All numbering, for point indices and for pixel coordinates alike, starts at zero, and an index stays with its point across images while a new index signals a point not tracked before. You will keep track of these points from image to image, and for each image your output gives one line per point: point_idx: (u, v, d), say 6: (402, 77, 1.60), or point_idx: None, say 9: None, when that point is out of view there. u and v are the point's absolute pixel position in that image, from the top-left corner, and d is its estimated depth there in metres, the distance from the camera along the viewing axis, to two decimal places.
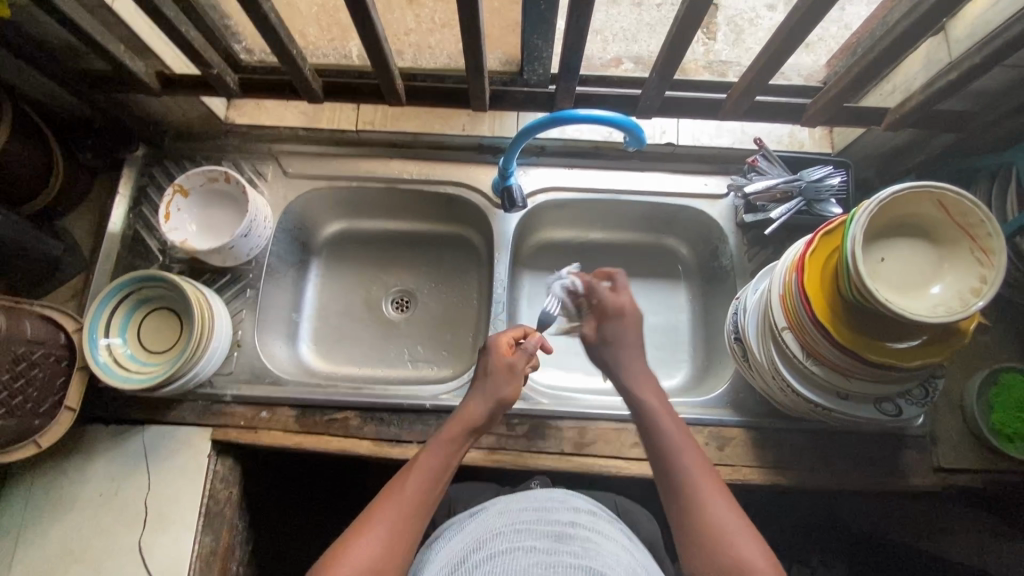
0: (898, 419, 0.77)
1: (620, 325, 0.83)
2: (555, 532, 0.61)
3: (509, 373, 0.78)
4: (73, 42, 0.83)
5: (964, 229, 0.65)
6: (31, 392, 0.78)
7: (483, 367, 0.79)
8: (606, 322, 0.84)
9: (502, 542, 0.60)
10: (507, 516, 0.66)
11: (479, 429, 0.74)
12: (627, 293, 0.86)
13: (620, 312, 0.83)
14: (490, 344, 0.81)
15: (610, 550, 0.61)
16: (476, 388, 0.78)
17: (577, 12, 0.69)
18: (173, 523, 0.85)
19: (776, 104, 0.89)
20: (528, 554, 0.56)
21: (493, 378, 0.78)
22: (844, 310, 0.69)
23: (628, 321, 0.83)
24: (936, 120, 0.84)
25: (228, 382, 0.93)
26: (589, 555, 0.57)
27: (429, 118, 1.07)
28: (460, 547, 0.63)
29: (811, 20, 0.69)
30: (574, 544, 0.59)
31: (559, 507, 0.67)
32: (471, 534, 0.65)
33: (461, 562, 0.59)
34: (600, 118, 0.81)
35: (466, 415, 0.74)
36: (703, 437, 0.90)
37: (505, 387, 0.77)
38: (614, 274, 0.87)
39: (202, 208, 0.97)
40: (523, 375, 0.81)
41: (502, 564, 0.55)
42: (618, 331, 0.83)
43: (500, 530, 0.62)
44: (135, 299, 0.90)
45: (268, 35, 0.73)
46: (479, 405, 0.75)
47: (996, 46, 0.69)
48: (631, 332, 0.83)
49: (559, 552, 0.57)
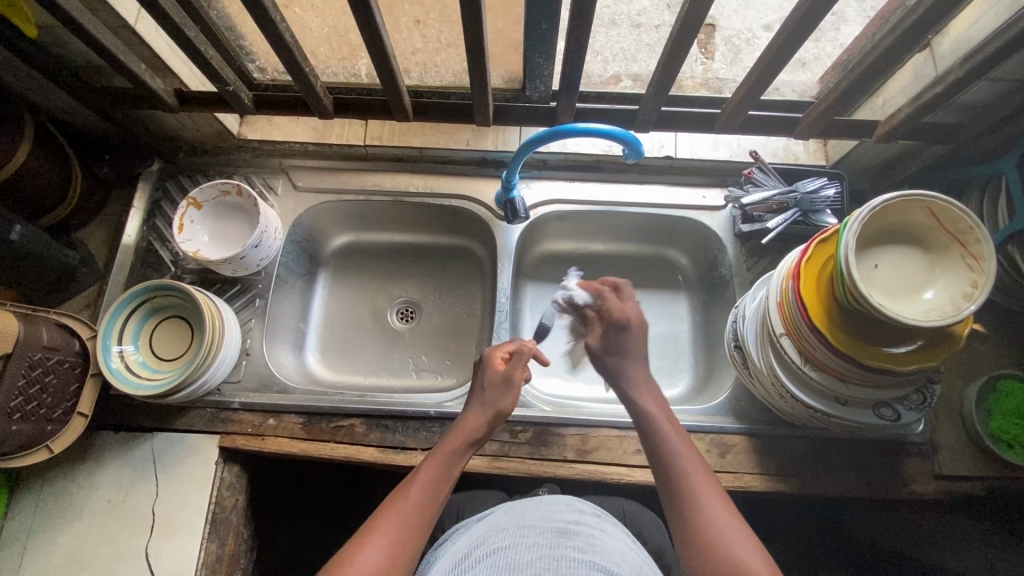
0: (897, 424, 0.77)
1: (624, 336, 0.79)
2: (560, 528, 0.62)
3: (505, 385, 0.79)
4: (95, 62, 0.87)
5: (954, 235, 0.67)
6: (45, 398, 0.80)
7: (481, 383, 0.81)
8: (611, 332, 0.80)
9: (505, 537, 0.60)
10: (512, 516, 0.66)
11: (477, 442, 0.75)
12: (635, 304, 0.83)
13: (626, 321, 0.79)
14: (488, 358, 0.82)
15: (614, 547, 0.62)
16: (474, 403, 0.79)
17: (577, 32, 0.73)
18: (180, 530, 0.86)
19: (770, 118, 0.91)
20: (532, 548, 0.57)
21: (488, 390, 0.79)
22: (839, 316, 0.71)
23: (635, 333, 0.79)
24: (926, 132, 0.86)
25: (236, 391, 0.95)
26: (594, 550, 0.58)
27: (436, 133, 1.09)
28: (465, 545, 0.64)
29: (799, 39, 0.73)
30: (578, 540, 0.60)
31: (564, 508, 0.68)
32: (476, 533, 0.66)
33: (463, 558, 0.60)
34: (600, 131, 0.83)
35: (462, 428, 0.75)
36: (705, 444, 0.91)
37: (502, 399, 0.78)
38: (621, 284, 0.84)
39: (214, 220, 0.99)
40: (519, 387, 0.81)
41: (506, 556, 0.56)
42: (625, 342, 0.79)
43: (503, 528, 0.63)
44: (147, 307, 0.92)
45: (282, 54, 0.77)
46: (478, 417, 0.76)
47: (978, 62, 0.71)
48: (634, 343, 0.79)
49: (563, 547, 0.57)
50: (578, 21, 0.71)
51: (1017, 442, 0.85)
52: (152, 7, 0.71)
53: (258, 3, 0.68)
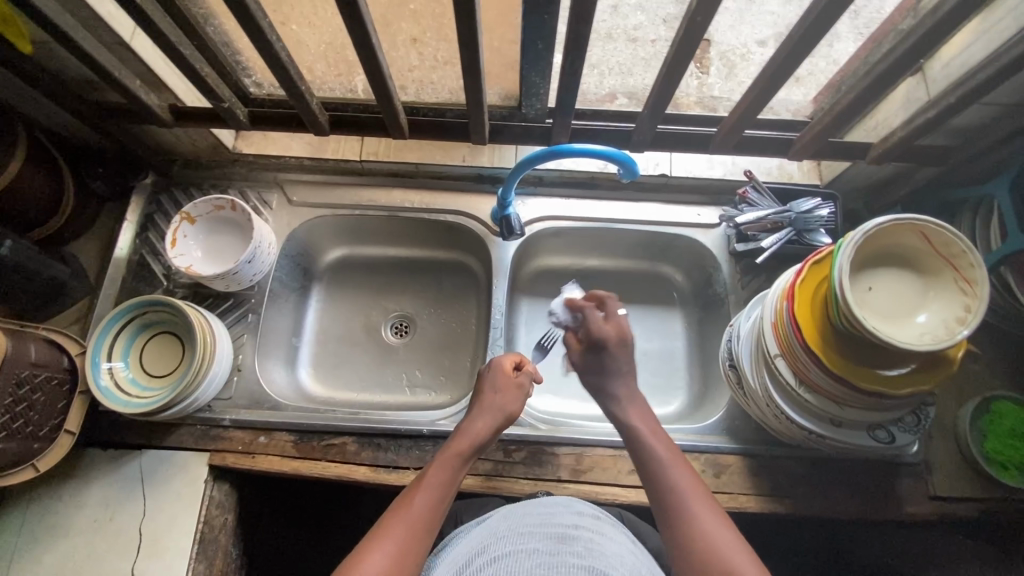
0: (892, 446, 0.78)
1: (606, 356, 0.83)
2: (559, 534, 0.61)
3: (514, 390, 0.82)
4: (90, 77, 0.87)
5: (947, 259, 0.67)
6: (32, 416, 0.79)
7: (490, 386, 0.82)
8: (590, 351, 0.85)
9: (505, 544, 0.60)
10: (510, 521, 0.66)
11: (483, 447, 0.76)
12: (615, 320, 0.86)
13: (606, 341, 0.83)
14: (495, 365, 0.84)
15: (613, 550, 0.61)
16: (482, 407, 0.80)
17: (574, 54, 0.73)
18: (167, 549, 0.84)
19: (765, 138, 0.92)
20: (532, 556, 0.56)
21: (499, 393, 0.81)
22: (833, 338, 0.71)
23: (612, 351, 0.83)
24: (918, 154, 0.87)
25: (227, 407, 0.93)
26: (593, 555, 0.57)
27: (430, 149, 1.11)
28: (464, 553, 0.63)
29: (794, 62, 0.73)
30: (578, 545, 0.59)
31: (563, 511, 0.67)
32: (474, 540, 0.65)
33: (465, 566, 0.59)
34: (595, 151, 0.84)
35: (472, 433, 0.75)
36: (701, 464, 0.91)
37: (511, 402, 0.80)
38: (604, 300, 0.88)
39: (207, 235, 0.99)
40: (529, 395, 0.84)
41: (506, 565, 0.55)
42: (603, 360, 0.83)
43: (503, 535, 0.62)
44: (138, 323, 0.91)
45: (278, 71, 0.77)
46: (487, 421, 0.77)
47: (970, 87, 0.72)
48: (618, 362, 0.82)
49: (563, 553, 0.57)
50: (574, 44, 0.72)
51: (1012, 464, 0.86)
52: (149, 26, 0.71)
53: (254, 22, 0.68)
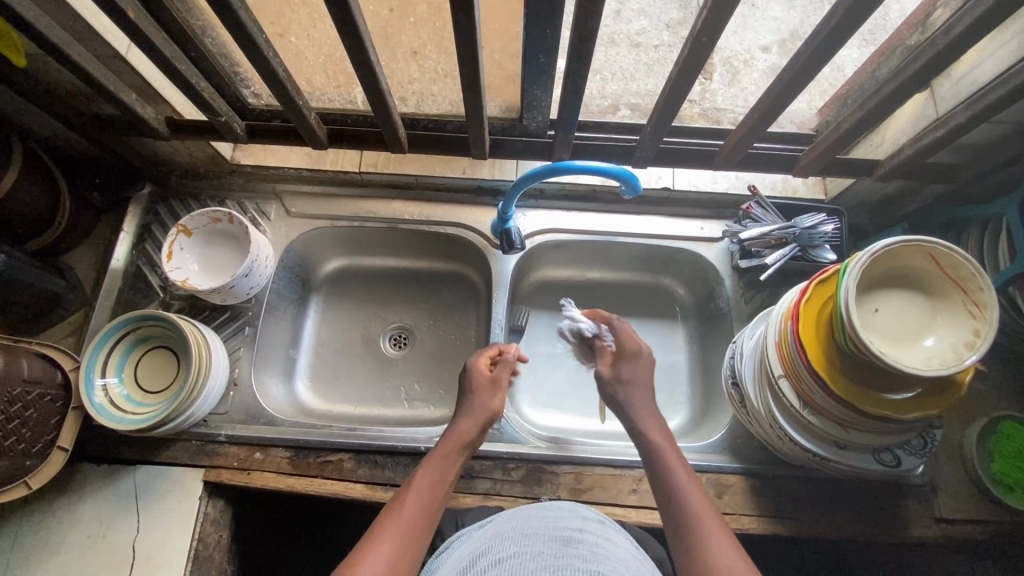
0: (898, 469, 0.76)
1: (637, 365, 0.82)
2: (564, 537, 0.60)
3: (493, 388, 0.81)
4: (85, 89, 0.86)
5: (956, 281, 0.65)
6: (24, 432, 0.78)
7: (469, 387, 0.82)
8: (622, 359, 0.83)
9: (511, 545, 0.58)
10: (517, 522, 0.64)
11: (469, 445, 0.75)
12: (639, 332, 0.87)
13: (638, 351, 0.83)
14: (472, 368, 0.83)
15: (618, 555, 0.60)
16: (462, 406, 0.79)
17: (575, 72, 0.73)
18: (161, 567, 0.83)
19: (769, 154, 0.91)
20: (537, 558, 0.55)
21: (477, 393, 0.80)
22: (838, 359, 0.69)
23: (642, 359, 0.83)
24: (926, 171, 0.85)
25: (222, 422, 0.92)
26: (599, 559, 0.56)
27: (431, 161, 1.09)
28: (467, 553, 0.62)
29: (799, 83, 0.72)
30: (583, 549, 0.58)
31: (568, 515, 0.66)
32: (477, 540, 0.64)
33: (469, 565, 0.58)
34: (599, 169, 0.82)
35: (457, 432, 0.75)
36: (702, 483, 0.89)
37: (492, 401, 0.79)
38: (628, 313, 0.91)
39: (203, 247, 0.98)
40: (507, 388, 0.83)
41: (511, 566, 0.54)
42: (637, 368, 0.82)
43: (508, 536, 0.61)
44: (133, 337, 0.90)
45: (274, 86, 0.75)
46: (470, 424, 0.76)
47: (979, 109, 0.71)
48: (647, 373, 0.82)
49: (568, 556, 0.55)
50: (576, 63, 0.71)
51: (1018, 486, 0.84)
52: (142, 40, 0.70)
53: (251, 40, 0.67)
